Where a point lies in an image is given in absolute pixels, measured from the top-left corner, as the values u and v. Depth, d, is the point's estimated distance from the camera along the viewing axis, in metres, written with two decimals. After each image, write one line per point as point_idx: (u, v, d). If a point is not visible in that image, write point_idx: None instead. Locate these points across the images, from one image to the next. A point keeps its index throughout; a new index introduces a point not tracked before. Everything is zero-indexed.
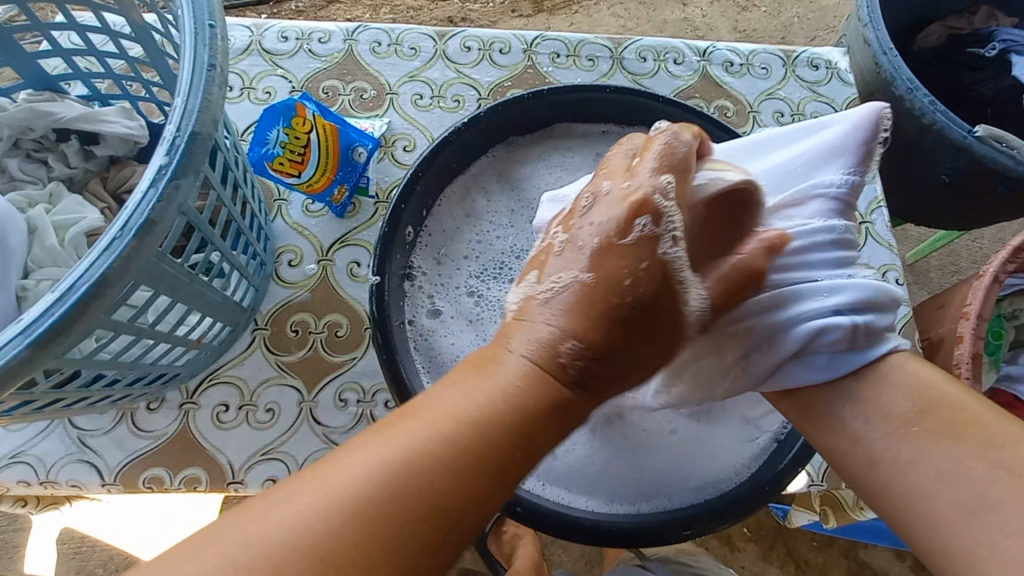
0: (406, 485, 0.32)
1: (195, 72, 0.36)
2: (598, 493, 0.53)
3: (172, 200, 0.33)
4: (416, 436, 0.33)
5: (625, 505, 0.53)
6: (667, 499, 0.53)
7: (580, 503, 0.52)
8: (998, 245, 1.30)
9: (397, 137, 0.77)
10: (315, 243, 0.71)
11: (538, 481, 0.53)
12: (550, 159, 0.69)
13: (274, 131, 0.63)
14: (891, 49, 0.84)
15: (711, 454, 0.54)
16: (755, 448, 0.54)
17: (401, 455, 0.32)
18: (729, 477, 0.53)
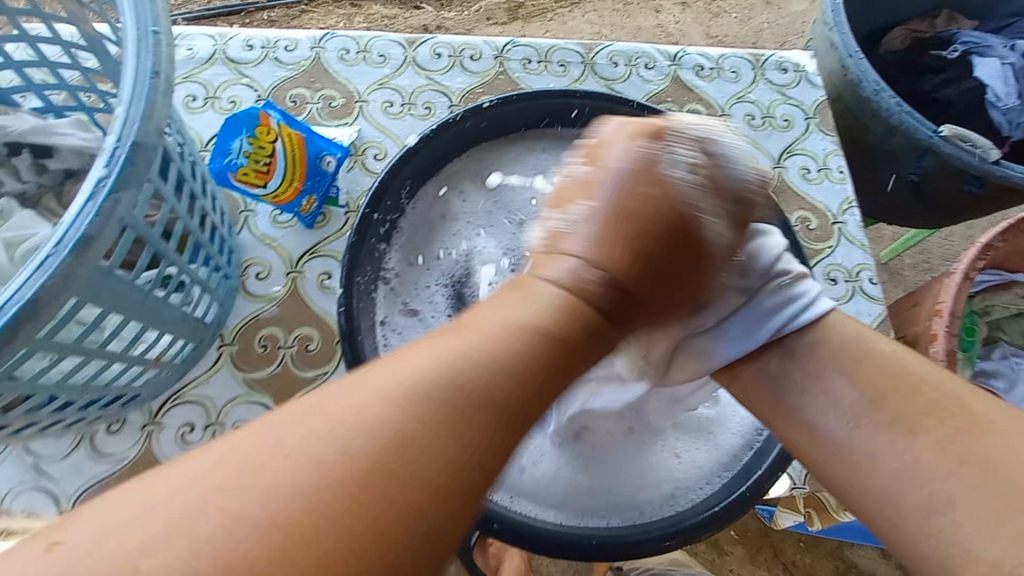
0: (371, 442, 0.28)
1: (139, 80, 0.34)
2: (570, 504, 0.52)
3: (112, 214, 0.31)
4: (349, 420, 0.29)
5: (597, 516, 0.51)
6: (637, 511, 0.52)
7: (551, 515, 0.51)
8: (968, 242, 1.33)
9: (368, 145, 0.76)
10: (283, 255, 0.69)
11: (505, 493, 0.52)
12: (527, 161, 0.67)
13: (237, 141, 0.62)
14: (856, 52, 0.86)
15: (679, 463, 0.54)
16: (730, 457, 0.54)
17: (374, 412, 0.29)
18: (702, 488, 0.52)
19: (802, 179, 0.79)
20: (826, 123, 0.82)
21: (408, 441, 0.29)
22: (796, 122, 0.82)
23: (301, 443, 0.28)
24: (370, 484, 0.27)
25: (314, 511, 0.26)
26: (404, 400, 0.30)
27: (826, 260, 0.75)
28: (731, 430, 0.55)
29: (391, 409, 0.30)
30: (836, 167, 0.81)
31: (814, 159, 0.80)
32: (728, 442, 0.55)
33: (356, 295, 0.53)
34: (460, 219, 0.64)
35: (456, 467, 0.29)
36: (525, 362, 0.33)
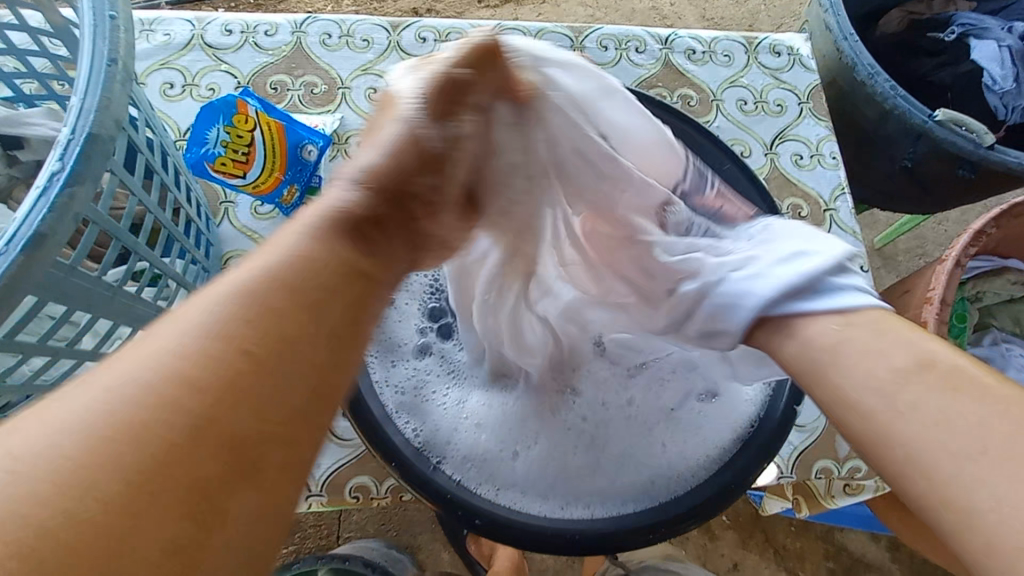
0: (218, 376, 0.27)
1: (93, 68, 0.32)
2: (557, 495, 0.51)
3: (67, 210, 0.30)
4: (186, 340, 0.28)
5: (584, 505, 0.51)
6: (621, 502, 0.51)
7: (536, 507, 0.50)
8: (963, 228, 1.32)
9: (351, 133, 0.74)
10: (265, 247, 0.68)
11: (490, 485, 0.51)
12: None
13: (214, 130, 0.60)
14: (851, 34, 0.84)
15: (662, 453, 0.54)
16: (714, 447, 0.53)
17: (179, 346, 0.27)
18: (689, 477, 0.52)
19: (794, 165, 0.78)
20: (818, 108, 0.81)
21: (167, 382, 0.26)
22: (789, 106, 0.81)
23: (129, 371, 0.26)
24: (205, 414, 0.26)
25: (121, 462, 0.24)
26: (243, 339, 0.28)
27: None
28: (723, 419, 0.55)
29: (230, 351, 0.28)
30: (829, 153, 0.79)
31: (807, 144, 0.79)
32: (718, 432, 0.54)
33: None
34: None
35: (233, 423, 0.27)
36: (272, 306, 0.30)
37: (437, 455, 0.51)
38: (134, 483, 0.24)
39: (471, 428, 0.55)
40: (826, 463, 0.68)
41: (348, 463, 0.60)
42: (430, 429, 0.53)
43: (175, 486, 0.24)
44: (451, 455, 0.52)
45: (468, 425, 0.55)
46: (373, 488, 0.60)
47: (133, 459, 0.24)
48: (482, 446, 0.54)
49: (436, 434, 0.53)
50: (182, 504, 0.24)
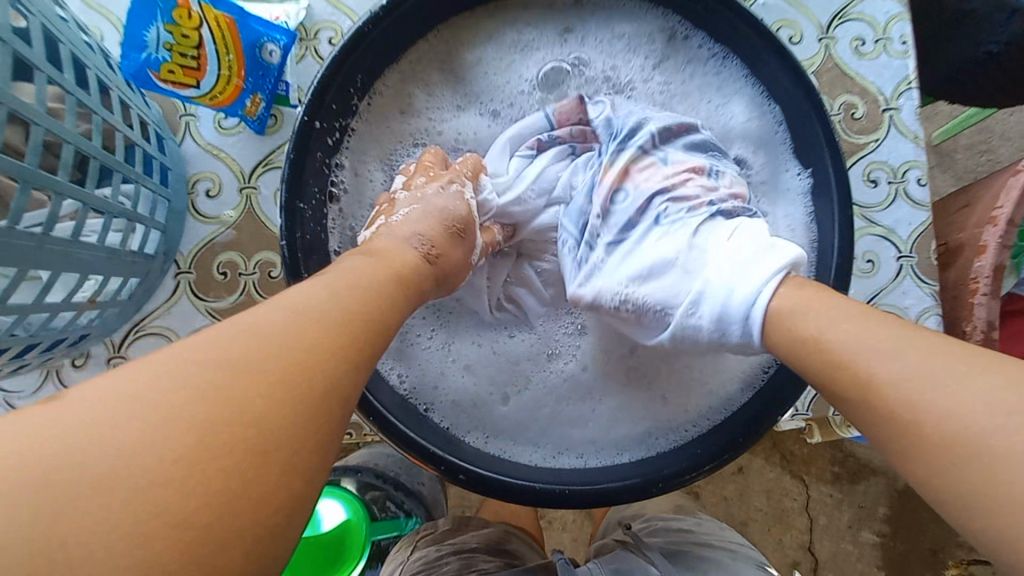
0: (259, 382, 0.24)
1: None
2: (551, 444, 0.48)
3: None
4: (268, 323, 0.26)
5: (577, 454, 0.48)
6: (619, 454, 0.48)
7: (528, 456, 0.47)
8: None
9: (320, 27, 0.63)
10: (234, 168, 0.61)
11: (480, 435, 0.48)
12: (501, 36, 0.54)
13: (154, 31, 0.50)
14: None
15: (668, 399, 0.49)
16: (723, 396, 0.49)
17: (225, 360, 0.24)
18: (692, 429, 0.48)
19: (853, 53, 0.64)
20: None
21: (227, 368, 0.24)
22: None
23: (159, 374, 0.23)
24: (245, 398, 0.23)
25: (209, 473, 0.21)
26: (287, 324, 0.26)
27: (868, 157, 0.64)
28: (742, 375, 0.49)
29: (273, 358, 0.25)
30: (899, 36, 0.65)
31: (873, 25, 0.64)
32: (733, 386, 0.49)
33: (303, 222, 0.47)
34: (421, 117, 0.54)
35: (269, 414, 0.23)
36: (351, 312, 0.29)
37: (424, 403, 0.48)
38: (162, 477, 0.20)
39: (460, 371, 0.50)
40: None
41: None
42: (415, 373, 0.49)
43: (177, 495, 0.20)
44: (437, 399, 0.49)
45: (458, 368, 0.50)
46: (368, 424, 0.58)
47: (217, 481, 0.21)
48: (473, 391, 0.50)
49: (422, 378, 0.49)
50: (197, 498, 0.21)
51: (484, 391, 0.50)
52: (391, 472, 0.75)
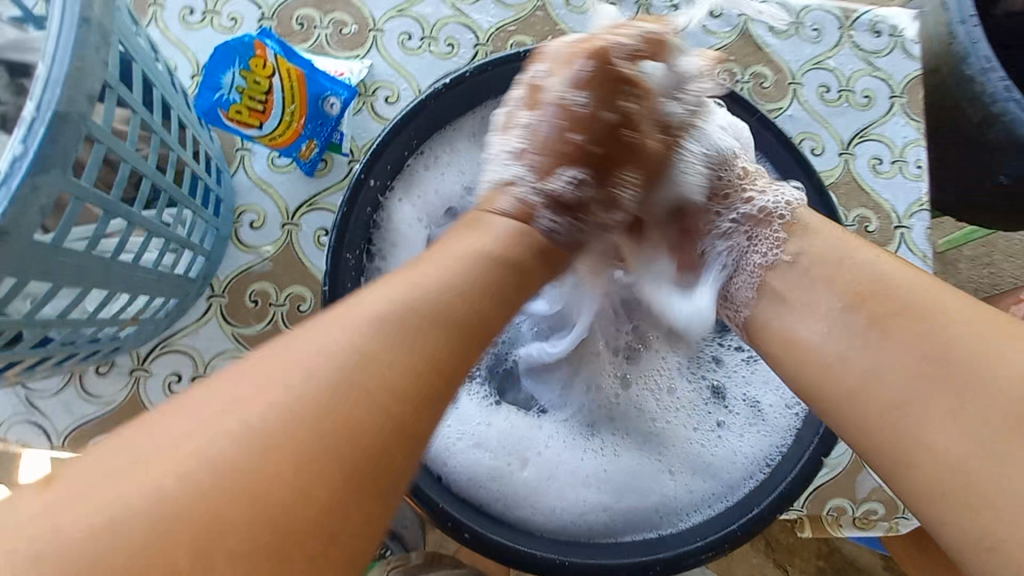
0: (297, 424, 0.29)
1: (62, 27, 0.27)
2: (563, 508, 0.50)
3: (31, 203, 0.26)
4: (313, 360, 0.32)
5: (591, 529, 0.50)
6: (623, 531, 0.50)
7: (542, 530, 0.49)
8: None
9: (379, 85, 0.67)
10: (280, 204, 0.64)
11: (479, 496, 0.49)
12: None
13: (230, 74, 0.55)
14: (971, 17, 0.71)
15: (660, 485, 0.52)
16: (724, 487, 0.51)
17: (305, 391, 0.30)
18: (695, 515, 0.50)
19: (871, 171, 0.68)
20: (913, 105, 0.70)
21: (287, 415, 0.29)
22: (878, 100, 0.70)
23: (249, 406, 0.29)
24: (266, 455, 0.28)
25: (275, 489, 0.28)
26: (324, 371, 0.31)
27: None
28: (748, 458, 0.52)
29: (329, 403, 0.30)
30: (914, 161, 0.69)
31: (890, 148, 0.69)
32: (739, 470, 0.52)
33: (342, 290, 0.48)
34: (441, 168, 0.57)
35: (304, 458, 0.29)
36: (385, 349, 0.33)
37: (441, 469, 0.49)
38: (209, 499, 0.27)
39: (475, 444, 0.52)
40: (842, 502, 0.64)
41: None
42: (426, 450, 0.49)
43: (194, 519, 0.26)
44: (448, 475, 0.49)
45: (469, 444, 0.51)
46: None
47: (297, 507, 0.28)
48: (487, 463, 0.51)
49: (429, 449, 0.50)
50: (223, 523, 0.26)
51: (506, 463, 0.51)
52: None
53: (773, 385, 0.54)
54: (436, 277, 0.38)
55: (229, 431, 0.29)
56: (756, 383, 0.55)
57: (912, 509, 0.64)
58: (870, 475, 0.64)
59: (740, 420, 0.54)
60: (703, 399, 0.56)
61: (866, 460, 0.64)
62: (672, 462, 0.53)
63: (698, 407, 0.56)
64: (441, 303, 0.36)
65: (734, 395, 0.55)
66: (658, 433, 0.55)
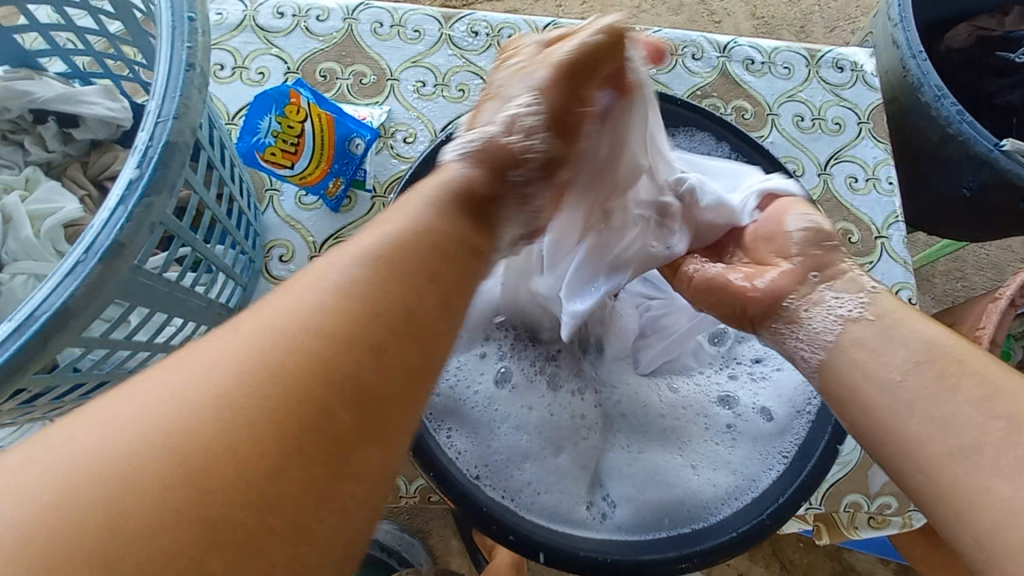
0: (263, 373, 0.29)
1: (172, 72, 0.32)
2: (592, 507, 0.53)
3: (144, 220, 0.30)
4: (310, 303, 0.32)
5: (606, 517, 0.53)
6: (657, 528, 0.52)
7: (575, 528, 0.51)
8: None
9: (397, 127, 0.73)
10: (307, 238, 0.68)
11: (513, 498, 0.52)
12: None
13: (266, 120, 0.59)
14: (920, 52, 0.81)
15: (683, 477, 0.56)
16: (744, 477, 0.55)
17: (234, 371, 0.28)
18: (724, 505, 0.53)
19: (848, 188, 0.75)
20: (878, 129, 0.78)
21: (253, 366, 0.29)
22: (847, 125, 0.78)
23: (234, 349, 0.29)
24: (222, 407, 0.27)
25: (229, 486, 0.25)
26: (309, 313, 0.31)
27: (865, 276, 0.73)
28: (761, 462, 0.55)
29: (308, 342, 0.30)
30: (885, 177, 0.76)
31: (863, 167, 0.76)
32: (754, 470, 0.55)
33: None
34: None
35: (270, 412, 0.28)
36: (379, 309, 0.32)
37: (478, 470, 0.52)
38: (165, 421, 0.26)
39: (508, 432, 0.56)
40: (856, 497, 0.67)
41: None
42: (474, 425, 0.55)
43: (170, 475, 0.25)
44: (488, 456, 0.54)
45: (510, 427, 0.57)
46: (402, 487, 0.61)
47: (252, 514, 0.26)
48: (523, 446, 0.56)
49: (472, 432, 0.55)
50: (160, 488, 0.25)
51: (539, 447, 0.56)
52: (392, 546, 0.90)
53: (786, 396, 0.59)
54: (381, 240, 0.36)
55: (190, 403, 0.27)
56: (763, 393, 0.60)
57: None
58: (879, 470, 0.67)
59: (750, 424, 0.59)
60: (710, 403, 0.61)
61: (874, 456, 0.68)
62: (694, 456, 0.58)
63: (704, 408, 0.61)
64: (364, 278, 0.33)
65: (744, 401, 0.61)
66: (671, 431, 0.60)
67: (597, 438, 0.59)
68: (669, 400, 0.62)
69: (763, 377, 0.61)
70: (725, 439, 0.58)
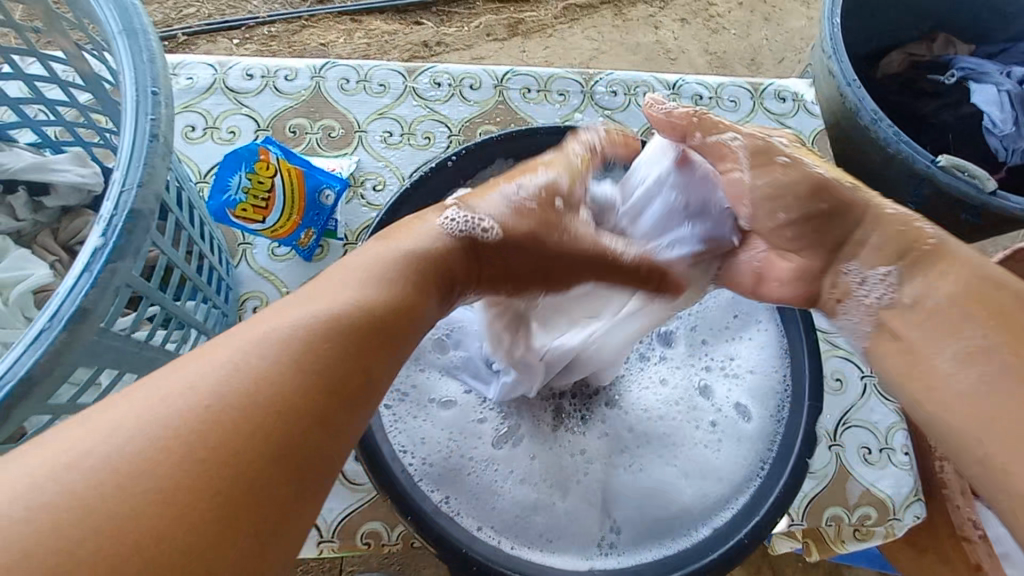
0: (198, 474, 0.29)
1: (136, 143, 0.34)
2: (590, 541, 0.54)
3: (109, 285, 0.31)
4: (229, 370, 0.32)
5: (614, 548, 0.54)
6: (660, 548, 0.53)
7: (577, 565, 0.52)
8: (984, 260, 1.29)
9: (367, 175, 0.76)
10: (280, 288, 0.69)
11: (509, 541, 0.52)
12: None
13: (236, 177, 0.61)
14: (855, 80, 0.86)
15: (670, 495, 0.57)
16: (731, 486, 0.56)
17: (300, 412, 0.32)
18: (720, 519, 0.54)
19: None
20: (824, 153, 0.83)
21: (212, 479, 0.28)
22: None
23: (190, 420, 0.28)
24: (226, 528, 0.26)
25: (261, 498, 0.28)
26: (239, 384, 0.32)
27: None
28: (748, 463, 0.57)
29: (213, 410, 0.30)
30: None
31: None
32: (743, 474, 0.56)
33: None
34: None
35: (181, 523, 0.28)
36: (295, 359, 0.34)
37: (473, 521, 0.53)
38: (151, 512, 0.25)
39: (507, 475, 0.57)
40: (837, 511, 0.67)
41: (360, 507, 0.60)
42: (469, 479, 0.55)
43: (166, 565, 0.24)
44: (494, 519, 0.54)
45: (508, 470, 0.57)
46: (385, 534, 0.60)
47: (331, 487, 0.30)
48: (525, 489, 0.56)
49: (472, 496, 0.54)
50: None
51: (546, 491, 0.57)
52: None
53: (759, 391, 0.60)
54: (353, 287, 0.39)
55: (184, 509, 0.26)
56: (736, 388, 0.62)
57: (903, 510, 0.68)
58: (857, 481, 0.68)
59: (728, 423, 0.60)
60: (695, 412, 0.61)
61: (850, 468, 0.69)
62: (684, 466, 0.59)
63: (691, 422, 0.61)
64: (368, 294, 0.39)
65: (721, 396, 0.62)
66: (656, 443, 0.60)
67: (593, 465, 0.59)
68: (646, 415, 0.62)
69: (736, 369, 0.63)
70: (709, 449, 0.59)
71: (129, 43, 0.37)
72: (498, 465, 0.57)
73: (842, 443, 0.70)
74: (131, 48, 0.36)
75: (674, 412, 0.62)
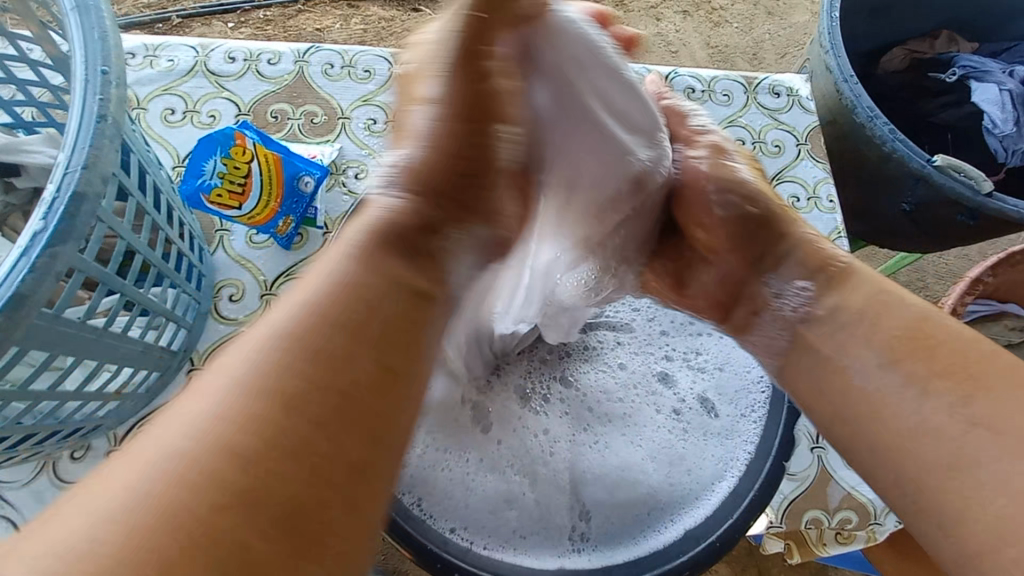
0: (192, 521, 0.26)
1: (83, 123, 0.32)
2: (560, 535, 0.53)
3: (47, 270, 0.30)
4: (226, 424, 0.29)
5: (585, 540, 0.53)
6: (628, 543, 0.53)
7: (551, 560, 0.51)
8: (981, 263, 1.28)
9: (349, 163, 0.74)
10: (257, 277, 0.68)
11: (479, 540, 0.51)
12: None
13: (211, 161, 0.60)
14: (851, 76, 0.84)
15: (638, 484, 0.56)
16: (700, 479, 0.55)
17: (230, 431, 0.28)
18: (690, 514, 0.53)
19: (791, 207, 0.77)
20: (817, 149, 0.81)
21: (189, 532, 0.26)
22: (787, 147, 0.81)
23: None
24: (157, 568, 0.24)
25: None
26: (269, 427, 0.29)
27: None
28: (718, 454, 0.56)
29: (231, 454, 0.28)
30: None
31: (804, 186, 0.79)
32: (714, 465, 0.55)
33: None
34: None
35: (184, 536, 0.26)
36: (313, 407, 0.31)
37: (446, 523, 0.51)
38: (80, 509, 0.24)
39: (477, 471, 0.56)
40: (817, 513, 0.66)
41: None
42: (435, 476, 0.54)
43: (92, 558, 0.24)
44: (465, 519, 0.52)
45: (475, 465, 0.56)
46: None
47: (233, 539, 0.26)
48: (494, 484, 0.55)
49: (442, 495, 0.53)
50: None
51: (516, 485, 0.55)
52: None
53: (728, 384, 0.59)
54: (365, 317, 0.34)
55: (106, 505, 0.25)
56: (702, 379, 0.61)
57: (884, 514, 0.67)
58: (838, 485, 0.67)
59: (695, 413, 0.59)
60: (664, 402, 0.60)
61: (832, 470, 0.68)
62: (653, 456, 0.57)
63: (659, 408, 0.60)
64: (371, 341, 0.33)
65: (687, 387, 0.61)
66: (624, 429, 0.59)
67: (562, 454, 0.57)
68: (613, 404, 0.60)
69: (702, 362, 0.62)
70: (680, 438, 0.58)
71: (81, 20, 0.35)
72: (464, 456, 0.56)
73: (825, 445, 0.69)
74: (83, 24, 0.35)
75: (640, 398, 0.60)
